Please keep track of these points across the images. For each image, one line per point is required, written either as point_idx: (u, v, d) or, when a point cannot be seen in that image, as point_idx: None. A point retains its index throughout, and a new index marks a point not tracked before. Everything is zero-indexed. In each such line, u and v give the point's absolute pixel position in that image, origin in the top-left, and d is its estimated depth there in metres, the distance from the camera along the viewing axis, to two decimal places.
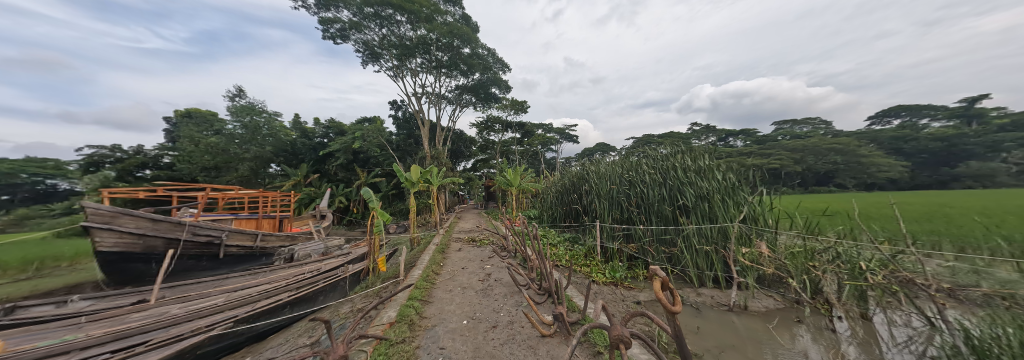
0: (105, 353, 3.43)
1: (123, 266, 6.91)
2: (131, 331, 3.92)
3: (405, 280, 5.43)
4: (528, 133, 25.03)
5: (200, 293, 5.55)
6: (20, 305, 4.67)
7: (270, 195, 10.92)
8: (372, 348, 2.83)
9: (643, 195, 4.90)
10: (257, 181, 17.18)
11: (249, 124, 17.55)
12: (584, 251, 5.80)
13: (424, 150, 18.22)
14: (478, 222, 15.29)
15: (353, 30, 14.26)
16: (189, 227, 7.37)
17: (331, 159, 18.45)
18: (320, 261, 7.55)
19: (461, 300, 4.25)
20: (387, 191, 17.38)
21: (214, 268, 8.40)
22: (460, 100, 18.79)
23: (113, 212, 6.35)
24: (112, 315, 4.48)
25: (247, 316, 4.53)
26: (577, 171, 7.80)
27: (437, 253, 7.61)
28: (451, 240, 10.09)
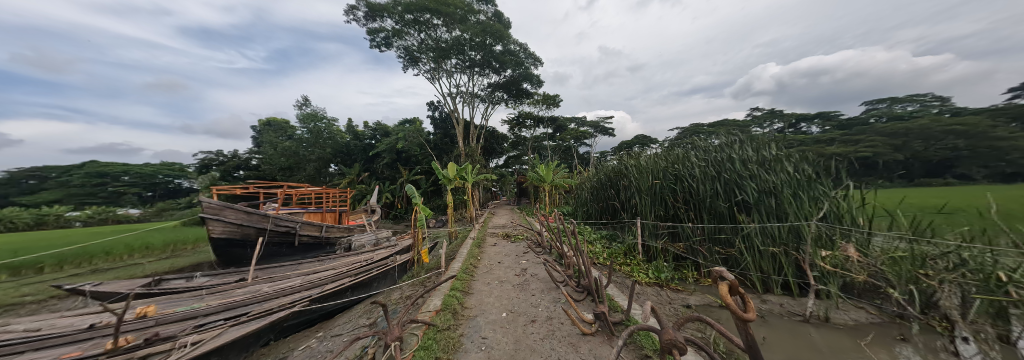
0: (219, 320, 4.26)
1: (229, 250, 8.46)
2: (236, 303, 4.79)
3: (447, 272, 5.75)
4: (561, 128, 24.54)
5: (282, 275, 6.53)
6: (163, 279, 6.00)
7: (331, 192, 12.36)
8: (422, 332, 3.06)
9: (693, 191, 4.50)
10: (321, 180, 19.29)
11: (313, 129, 19.54)
12: (624, 249, 5.53)
13: (459, 148, 18.97)
14: (511, 218, 15.55)
15: (395, 37, 15.21)
16: (272, 219, 8.73)
17: (378, 158, 20.26)
18: (372, 252, 8.34)
19: (500, 293, 4.37)
20: (427, 188, 18.52)
21: (292, 254, 9.84)
22: (493, 98, 19.07)
23: (220, 206, 7.80)
24: (222, 290, 5.53)
25: (319, 297, 5.22)
26: (613, 165, 7.44)
27: (474, 247, 7.91)
28: (486, 235, 10.43)
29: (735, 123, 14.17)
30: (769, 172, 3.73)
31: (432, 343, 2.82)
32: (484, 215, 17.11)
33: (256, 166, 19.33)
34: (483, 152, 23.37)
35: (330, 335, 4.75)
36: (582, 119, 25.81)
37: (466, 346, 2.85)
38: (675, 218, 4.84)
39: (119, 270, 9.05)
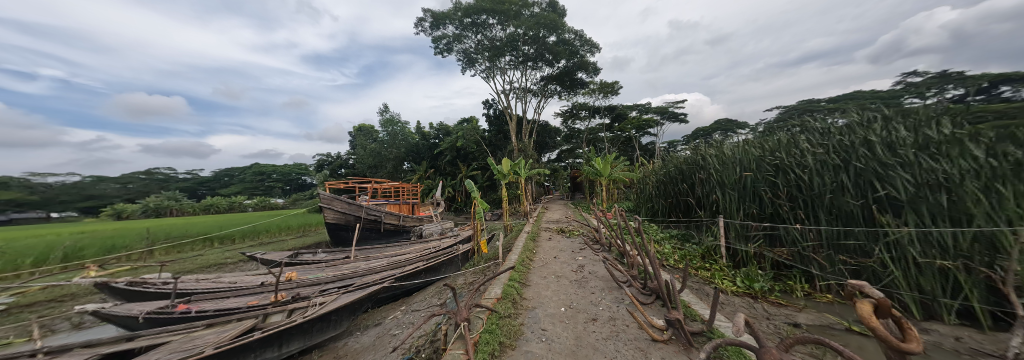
0: (332, 288, 5.34)
1: (337, 232, 10.56)
2: (343, 275, 5.94)
3: (504, 263, 5.98)
4: (620, 117, 22.70)
5: (373, 256, 7.80)
6: (298, 253, 7.86)
7: (405, 186, 14.12)
8: (486, 316, 3.28)
9: (802, 185, 3.64)
10: (398, 177, 22.25)
11: (391, 132, 22.61)
12: (702, 251, 4.84)
13: (513, 144, 19.40)
14: (564, 213, 15.27)
15: (455, 42, 16.23)
16: (365, 209, 10.54)
17: (442, 156, 22.27)
18: (439, 240, 9.22)
19: (558, 288, 4.33)
20: (483, 183, 19.65)
21: (379, 238, 11.69)
22: (545, 91, 18.84)
23: (330, 197, 9.80)
24: (334, 264, 6.93)
25: (401, 276, 6.06)
26: (685, 156, 6.55)
27: (529, 241, 8.02)
28: (541, 230, 10.44)
29: (863, 97, 10.81)
30: (938, 160, 2.72)
31: (496, 328, 3.00)
32: (537, 210, 17.28)
33: (351, 166, 23.44)
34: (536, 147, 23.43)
35: (410, 311, 5.46)
36: (645, 106, 23.32)
37: (527, 335, 2.95)
38: (776, 218, 3.99)
39: (272, 244, 12.22)
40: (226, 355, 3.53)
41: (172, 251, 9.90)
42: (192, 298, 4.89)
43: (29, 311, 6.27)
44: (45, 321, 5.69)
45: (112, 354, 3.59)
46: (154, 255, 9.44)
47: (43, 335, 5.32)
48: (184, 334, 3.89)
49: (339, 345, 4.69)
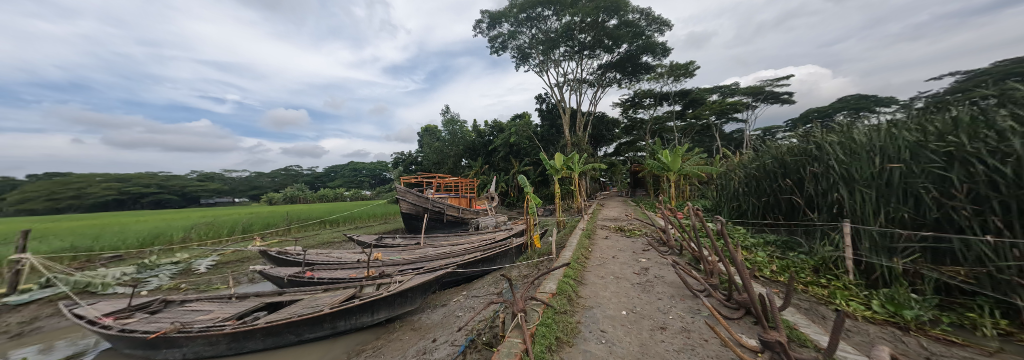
0: (408, 270, 6.10)
1: (409, 221, 12.09)
2: (415, 259, 6.74)
3: (558, 259, 5.91)
4: (695, 102, 19.76)
5: (438, 244, 8.64)
6: (381, 237, 9.24)
7: (464, 181, 15.17)
8: (542, 310, 3.30)
9: (999, 180, 2.53)
10: (457, 172, 23.99)
11: (451, 131, 24.45)
12: (814, 262, 3.91)
13: (566, 138, 18.91)
14: (623, 211, 14.22)
15: (510, 39, 16.40)
16: (431, 201, 11.79)
17: (495, 152, 23.13)
18: (495, 233, 9.64)
19: (618, 290, 4.06)
20: (535, 178, 19.80)
21: (442, 228, 12.90)
22: (602, 81, 17.72)
23: (404, 190, 11.27)
24: (408, 248, 7.94)
25: (463, 264, 6.57)
26: (788, 146, 5.34)
27: (584, 238, 7.72)
28: (597, 227, 9.94)
29: None
30: None
31: (553, 323, 2.99)
32: (593, 206, 16.57)
33: (419, 162, 26.26)
34: (592, 140, 22.32)
35: (470, 296, 5.88)
36: (728, 88, 19.81)
37: (584, 335, 2.87)
38: (946, 226, 2.91)
39: (363, 229, 14.70)
40: (335, 315, 4.44)
41: (301, 229, 13.10)
42: (313, 268, 6.24)
43: (226, 266, 9.00)
44: (234, 275, 8.09)
45: (268, 303, 4.89)
46: (291, 232, 12.63)
47: (234, 285, 7.56)
48: (309, 295, 5.01)
49: (414, 319, 5.35)
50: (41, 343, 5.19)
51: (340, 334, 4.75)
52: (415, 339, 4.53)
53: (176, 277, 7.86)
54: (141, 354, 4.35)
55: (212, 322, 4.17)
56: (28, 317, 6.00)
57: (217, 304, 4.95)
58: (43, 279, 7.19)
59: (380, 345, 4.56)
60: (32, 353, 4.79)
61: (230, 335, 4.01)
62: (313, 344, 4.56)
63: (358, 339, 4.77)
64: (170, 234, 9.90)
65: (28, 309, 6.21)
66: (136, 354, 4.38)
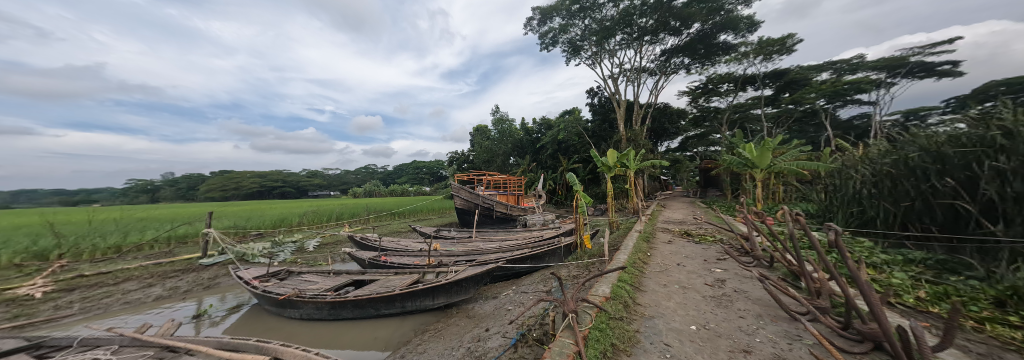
0: (462, 262, 6.49)
1: (462, 216, 12.94)
2: (468, 252, 7.13)
3: (612, 261, 5.58)
4: (794, 84, 16.44)
5: (488, 239, 8.97)
6: (439, 229, 10.06)
7: (512, 179, 15.51)
8: (595, 313, 3.14)
9: None
10: (505, 170, 24.59)
11: (500, 129, 25.05)
12: (994, 292, 2.85)
13: (620, 133, 17.77)
14: (691, 213, 12.66)
15: (561, 33, 15.94)
16: (482, 198, 12.39)
17: (543, 150, 23.01)
18: (543, 231, 9.59)
19: (687, 302, 3.61)
20: (585, 176, 19.16)
21: (492, 224, 13.45)
22: (665, 69, 16.09)
23: (458, 187, 12.10)
24: (462, 241, 8.44)
25: (512, 260, 6.69)
26: (950, 134, 4.00)
27: (642, 242, 7.11)
28: (657, 230, 9.08)
29: None
30: None
31: (609, 328, 2.82)
32: (652, 207, 15.25)
33: (471, 161, 27.66)
34: (652, 134, 20.29)
35: (520, 291, 5.96)
36: (844, 64, 15.92)
37: (645, 346, 2.64)
38: None
39: (423, 221, 16.21)
40: (401, 297, 4.96)
41: (376, 220, 15.17)
42: (387, 254, 7.12)
43: (325, 246, 10.97)
44: (331, 254, 9.81)
45: (354, 280, 5.78)
46: (369, 221, 14.74)
47: (330, 262, 9.18)
48: (383, 276, 5.76)
49: (469, 308, 5.65)
50: (219, 293, 7.15)
51: (407, 314, 5.31)
52: (470, 327, 4.78)
53: (293, 253, 9.93)
54: (273, 310, 5.64)
55: (318, 291, 5.18)
56: (213, 273, 8.30)
57: (320, 276, 6.07)
58: (217, 248, 9.93)
59: (440, 328, 4.94)
60: (214, 300, 6.63)
61: (329, 304, 4.93)
62: (386, 320, 5.22)
63: (422, 320, 5.26)
64: (289, 220, 12.68)
65: (211, 268, 8.60)
66: (271, 309, 5.71)
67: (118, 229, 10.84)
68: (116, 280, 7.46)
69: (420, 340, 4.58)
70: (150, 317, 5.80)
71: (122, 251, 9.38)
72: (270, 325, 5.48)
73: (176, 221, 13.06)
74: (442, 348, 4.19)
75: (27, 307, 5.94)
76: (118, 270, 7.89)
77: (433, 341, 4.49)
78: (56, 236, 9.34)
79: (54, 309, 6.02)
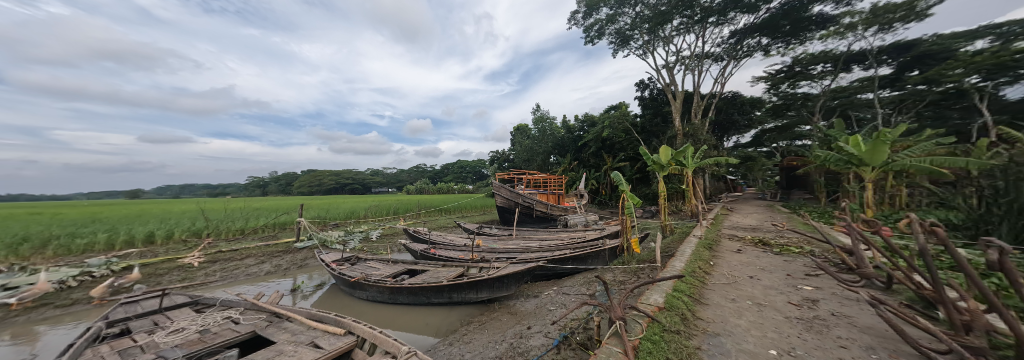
0: (503, 258, 6.62)
1: (503, 214, 13.25)
2: (510, 250, 7.23)
3: (667, 268, 5.11)
4: (924, 58, 13.11)
5: (529, 237, 8.95)
6: (482, 226, 10.40)
7: (553, 178, 15.31)
8: (646, 322, 2.91)
9: None
10: (546, 169, 24.39)
11: (541, 128, 24.80)
12: None
13: (675, 128, 16.32)
14: (769, 219, 10.90)
15: (608, 24, 15.08)
16: (522, 196, 12.52)
17: (585, 148, 22.31)
18: (585, 232, 9.25)
19: (763, 322, 3.11)
20: (632, 175, 18.20)
21: (532, 223, 13.49)
22: (734, 53, 14.31)
23: (499, 185, 12.38)
24: (503, 238, 8.61)
25: (553, 260, 6.57)
26: None
27: (704, 249, 6.38)
28: (721, 237, 8.06)
29: None
30: None
31: (663, 341, 2.60)
32: (716, 210, 13.61)
33: (511, 160, 28.06)
34: (716, 129, 19.58)
35: (562, 293, 5.83)
36: (1015, 27, 11.90)
37: None
38: None
39: (467, 218, 16.95)
40: (449, 288, 5.26)
41: (425, 215, 16.38)
42: (436, 247, 7.60)
43: (384, 237, 12.24)
44: (389, 244, 10.91)
45: (408, 269, 6.33)
46: (419, 216, 16.03)
47: (389, 252, 10.23)
48: (432, 267, 6.18)
49: (512, 304, 5.72)
50: (309, 272, 8.46)
51: (454, 304, 5.60)
52: (513, 322, 4.85)
53: (360, 241, 11.30)
54: (345, 290, 6.50)
55: (379, 276, 5.81)
56: (305, 255, 9.87)
57: (381, 264, 6.79)
58: (304, 234, 11.84)
59: (484, 321, 5.10)
60: (305, 277, 7.93)
61: (389, 288, 5.49)
62: (435, 308, 5.60)
63: (467, 312, 5.51)
64: (356, 213, 14.45)
65: (303, 251, 10.17)
66: (343, 289, 6.60)
67: (240, 215, 13.74)
68: (241, 256, 9.47)
69: (466, 331, 4.78)
70: (262, 287, 7.18)
71: (246, 233, 11.95)
72: (344, 301, 6.36)
73: (277, 211, 16.01)
74: (487, 341, 4.33)
75: (192, 273, 7.98)
76: (241, 248, 9.96)
77: (478, 333, 4.66)
78: (200, 221, 12.19)
79: (205, 275, 7.92)
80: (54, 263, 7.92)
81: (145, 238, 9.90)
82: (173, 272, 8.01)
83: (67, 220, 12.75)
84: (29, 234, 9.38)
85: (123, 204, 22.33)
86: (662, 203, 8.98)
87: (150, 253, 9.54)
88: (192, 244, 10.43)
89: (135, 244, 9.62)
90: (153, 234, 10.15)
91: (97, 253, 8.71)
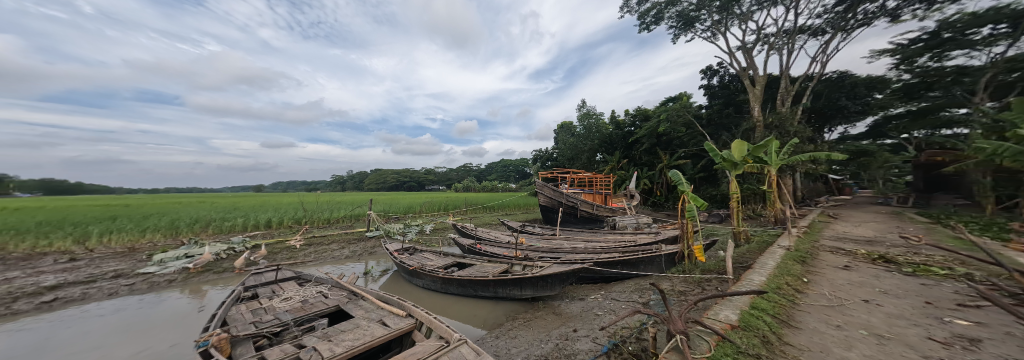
0: (548, 258, 6.73)
1: (547, 213, 13.33)
2: (555, 249, 7.31)
3: (741, 282, 4.56)
4: None
5: (574, 238, 8.85)
6: (526, 225, 10.62)
7: (598, 177, 14.81)
8: (715, 341, 2.62)
9: None
10: (591, 168, 23.48)
11: (588, 125, 23.42)
12: None
13: (752, 119, 14.44)
14: (892, 232, 8.77)
15: (668, 7, 13.82)
16: (566, 196, 12.47)
17: (637, 145, 21.23)
18: (637, 235, 8.78)
19: (886, 357, 2.55)
20: (693, 174, 17.19)
21: (577, 223, 13.27)
22: (840, 24, 12.83)
23: (543, 185, 12.49)
24: (547, 238, 8.69)
25: (599, 263, 6.42)
26: None
27: (796, 265, 5.55)
28: (820, 250, 6.87)
29: None
30: None
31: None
32: (807, 219, 11.51)
33: (555, 158, 27.79)
34: (816, 118, 17.57)
35: (611, 299, 5.68)
36: None
37: None
38: None
39: (512, 216, 17.44)
40: (496, 282, 5.59)
41: (473, 211, 17.42)
42: (481, 242, 8.09)
43: (438, 231, 13.37)
44: (441, 237, 11.94)
45: (458, 262, 6.90)
46: (468, 212, 17.17)
47: (441, 244, 11.21)
48: (480, 262, 6.61)
49: (556, 304, 5.78)
50: (375, 259, 9.73)
51: (499, 299, 5.93)
52: (557, 323, 4.92)
53: (417, 233, 12.62)
54: (405, 277, 7.37)
55: (433, 267, 6.47)
56: (372, 243, 11.30)
57: (434, 255, 7.48)
58: (373, 225, 13.67)
59: (528, 319, 5.26)
60: (374, 263, 9.18)
61: (441, 278, 6.09)
62: (483, 301, 6.00)
63: (513, 307, 5.76)
64: (412, 208, 16.08)
65: (372, 239, 11.73)
66: (403, 275, 7.49)
67: (325, 207, 16.52)
68: (327, 241, 11.40)
69: (511, 326, 5.00)
70: (343, 269, 8.54)
71: (331, 222, 14.34)
72: (405, 286, 7.21)
73: (352, 204, 18.74)
74: (532, 338, 4.49)
75: (295, 252, 10.03)
76: (328, 235, 11.96)
77: (522, 329, 4.85)
78: (297, 211, 15.03)
79: (304, 255, 9.73)
80: (212, 239, 10.96)
81: (265, 223, 12.79)
82: (284, 251, 10.12)
83: (215, 207, 17.05)
84: (196, 216, 12.86)
85: (246, 196, 28.78)
86: (736, 207, 8.01)
87: (268, 234, 12.31)
88: (295, 229, 13.03)
89: (259, 228, 12.56)
90: (271, 220, 12.99)
91: (236, 233, 11.82)
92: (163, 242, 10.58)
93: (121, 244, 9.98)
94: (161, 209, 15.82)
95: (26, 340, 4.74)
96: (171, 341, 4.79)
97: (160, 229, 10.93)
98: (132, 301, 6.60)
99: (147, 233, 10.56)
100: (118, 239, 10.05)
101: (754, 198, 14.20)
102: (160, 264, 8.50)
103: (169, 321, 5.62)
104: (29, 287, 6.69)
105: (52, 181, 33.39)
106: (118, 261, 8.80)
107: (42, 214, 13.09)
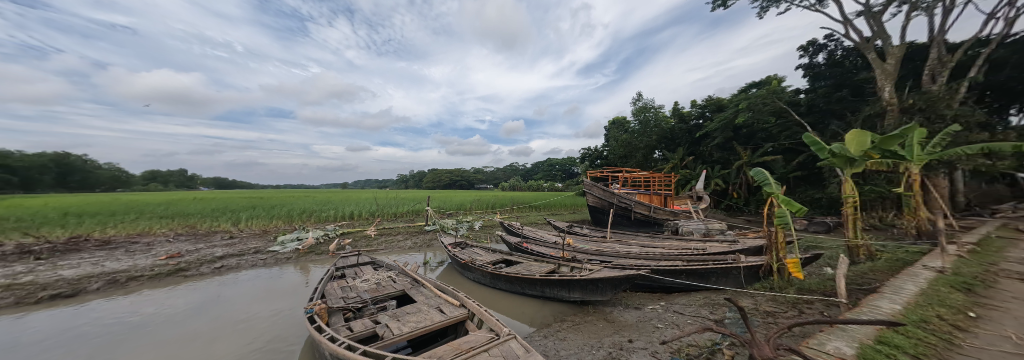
0: (598, 261, 6.48)
1: (596, 215, 12.79)
2: (605, 253, 6.99)
3: (858, 310, 3.59)
4: None
5: (628, 241, 8.28)
6: (573, 225, 10.38)
7: (657, 176, 13.55)
8: None
9: None
10: (648, 166, 21.39)
11: (643, 119, 21.58)
12: None
13: (880, 102, 11.27)
14: None
15: None
16: (617, 196, 11.82)
17: (706, 139, 18.77)
18: (706, 242, 7.75)
19: None
20: (785, 172, 14.30)
21: (630, 226, 12.42)
22: None
23: (591, 185, 12.05)
24: (598, 240, 8.33)
25: (658, 271, 5.87)
26: None
27: (957, 295, 4.11)
28: (1001, 278, 4.97)
29: None
30: None
31: None
32: (976, 234, 8.46)
33: (605, 157, 26.29)
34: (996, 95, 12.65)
35: (674, 313, 5.12)
36: None
37: None
38: None
39: (558, 215, 17.22)
40: (545, 282, 5.59)
41: (519, 210, 17.74)
42: (528, 241, 8.22)
43: (486, 227, 14.01)
44: (489, 234, 12.50)
45: (506, 259, 7.15)
46: (514, 211, 17.54)
47: (490, 241, 11.74)
48: (526, 261, 6.74)
49: (609, 311, 5.48)
50: (433, 251, 10.72)
51: (546, 299, 5.95)
52: (610, 330, 4.68)
53: (468, 229, 13.46)
54: (457, 269, 7.97)
55: (482, 262, 6.86)
56: (430, 236, 12.47)
57: (483, 251, 7.90)
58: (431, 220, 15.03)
59: (577, 322, 5.12)
60: (432, 255, 10.11)
61: (490, 274, 6.40)
62: (531, 300, 6.10)
63: (561, 309, 5.69)
64: (463, 205, 17.13)
65: (429, 233, 12.89)
66: (455, 268, 8.11)
67: (391, 203, 18.81)
68: (394, 232, 13.00)
69: (560, 327, 4.94)
70: (406, 258, 9.64)
71: (397, 216, 16.25)
72: (457, 278, 7.79)
73: (412, 201, 20.95)
74: (581, 342, 4.38)
75: (370, 241, 11.68)
76: (394, 227, 13.61)
77: (572, 332, 4.75)
78: (371, 205, 17.46)
79: (376, 244, 11.27)
80: (313, 226, 13.54)
81: (349, 215, 15.18)
82: (361, 239, 11.94)
83: (311, 201, 20.89)
84: (302, 208, 15.99)
85: (334, 192, 34.59)
86: (852, 214, 6.35)
87: (349, 225, 14.64)
88: (370, 221, 15.18)
89: (345, 218, 14.98)
90: (352, 213, 15.39)
91: (327, 222, 14.32)
92: (283, 227, 13.40)
93: (257, 227, 13.07)
94: (278, 202, 20.14)
95: (206, 296, 6.56)
96: (288, 305, 5.98)
97: (280, 217, 13.94)
98: (265, 272, 8.53)
99: (272, 219, 13.55)
100: (256, 223, 13.18)
101: (881, 203, 11.07)
102: (281, 244, 10.89)
103: (287, 290, 7.04)
104: (208, 256, 9.31)
105: (218, 179, 45.65)
106: (256, 240, 11.53)
107: (211, 203, 17.97)
